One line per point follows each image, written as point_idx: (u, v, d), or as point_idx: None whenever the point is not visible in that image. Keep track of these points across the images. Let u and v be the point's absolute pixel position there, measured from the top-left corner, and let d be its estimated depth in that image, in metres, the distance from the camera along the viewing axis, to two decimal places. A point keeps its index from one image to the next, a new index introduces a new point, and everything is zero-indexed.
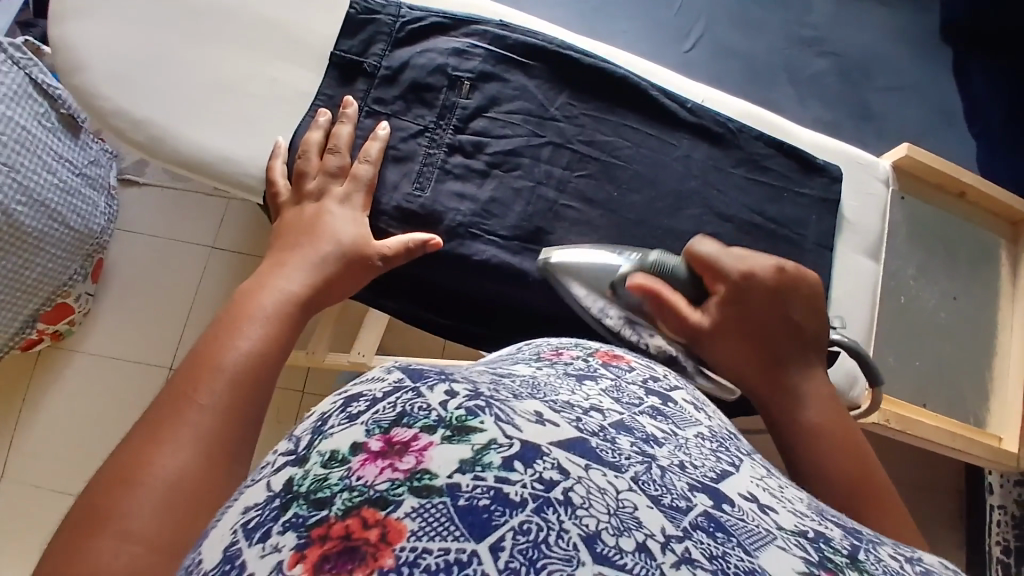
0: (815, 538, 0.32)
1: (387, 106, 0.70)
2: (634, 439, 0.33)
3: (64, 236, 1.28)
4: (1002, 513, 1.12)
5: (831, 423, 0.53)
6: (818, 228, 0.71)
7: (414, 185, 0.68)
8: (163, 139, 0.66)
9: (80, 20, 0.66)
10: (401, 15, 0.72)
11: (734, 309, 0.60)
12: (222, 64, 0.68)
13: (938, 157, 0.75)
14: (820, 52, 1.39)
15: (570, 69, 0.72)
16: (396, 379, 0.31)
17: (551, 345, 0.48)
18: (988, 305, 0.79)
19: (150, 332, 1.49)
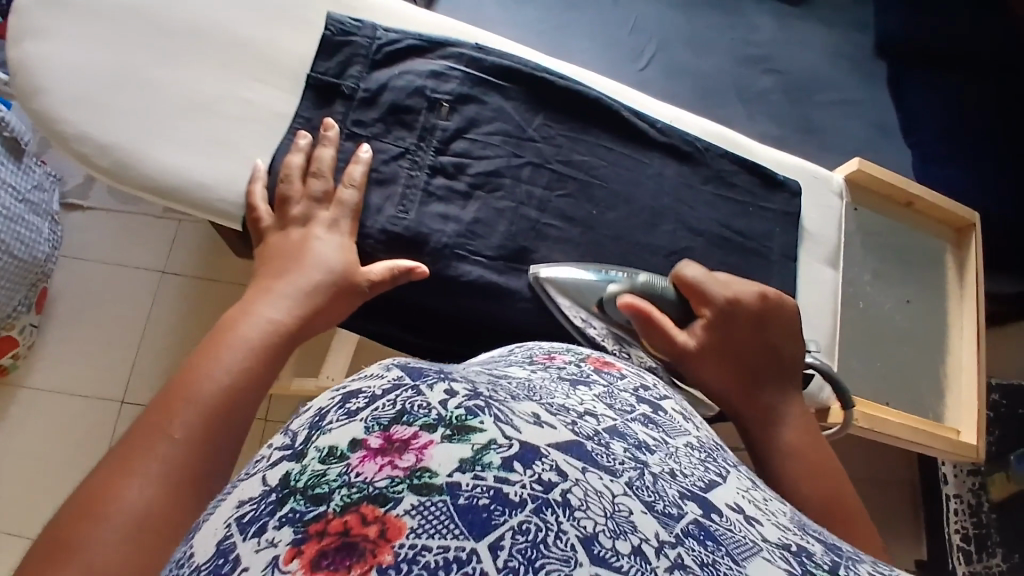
0: (798, 552, 0.33)
1: (367, 128, 0.69)
2: (626, 445, 0.37)
3: (6, 266, 1.22)
4: (959, 502, 1.21)
5: (803, 443, 0.60)
6: (783, 239, 0.75)
7: (397, 208, 0.68)
8: (130, 163, 0.63)
9: (38, 40, 0.64)
10: (376, 37, 0.72)
11: (720, 333, 0.64)
12: (192, 85, 0.66)
13: (889, 171, 0.80)
14: (766, 70, 1.43)
15: (544, 91, 0.73)
16: (395, 377, 0.34)
17: (543, 348, 0.54)
18: (936, 306, 0.84)
19: (99, 362, 1.40)
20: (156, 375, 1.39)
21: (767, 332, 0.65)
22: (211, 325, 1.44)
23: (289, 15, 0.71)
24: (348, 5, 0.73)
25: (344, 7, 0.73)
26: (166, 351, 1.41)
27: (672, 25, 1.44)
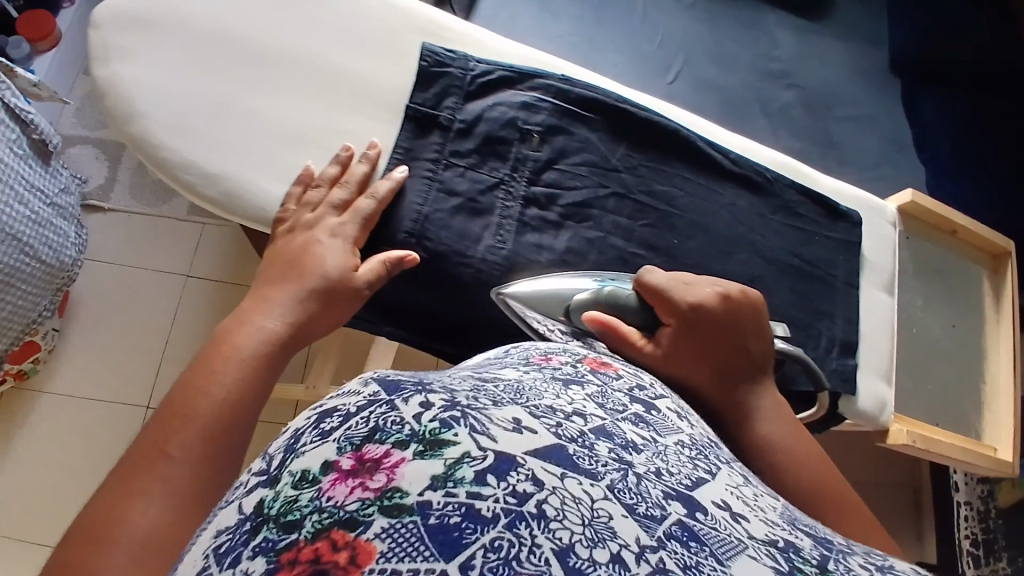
0: (786, 547, 0.32)
1: (464, 158, 0.71)
2: (613, 446, 0.34)
3: (33, 271, 1.20)
4: (969, 508, 1.27)
5: (782, 432, 0.58)
6: (845, 267, 0.79)
7: (495, 237, 0.70)
8: (236, 192, 0.67)
9: (148, 72, 0.67)
10: (469, 67, 0.74)
11: (687, 338, 0.61)
12: (291, 115, 0.69)
13: (938, 203, 0.84)
14: (787, 85, 1.36)
15: (626, 121, 0.75)
16: (370, 393, 0.29)
17: (540, 350, 0.49)
18: (978, 330, 0.89)
19: (124, 363, 1.43)
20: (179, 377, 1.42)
21: (735, 329, 0.62)
22: None
23: (379, 44, 0.73)
24: (438, 33, 0.75)
25: (433, 35, 0.75)
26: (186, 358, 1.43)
27: (695, 37, 1.37)
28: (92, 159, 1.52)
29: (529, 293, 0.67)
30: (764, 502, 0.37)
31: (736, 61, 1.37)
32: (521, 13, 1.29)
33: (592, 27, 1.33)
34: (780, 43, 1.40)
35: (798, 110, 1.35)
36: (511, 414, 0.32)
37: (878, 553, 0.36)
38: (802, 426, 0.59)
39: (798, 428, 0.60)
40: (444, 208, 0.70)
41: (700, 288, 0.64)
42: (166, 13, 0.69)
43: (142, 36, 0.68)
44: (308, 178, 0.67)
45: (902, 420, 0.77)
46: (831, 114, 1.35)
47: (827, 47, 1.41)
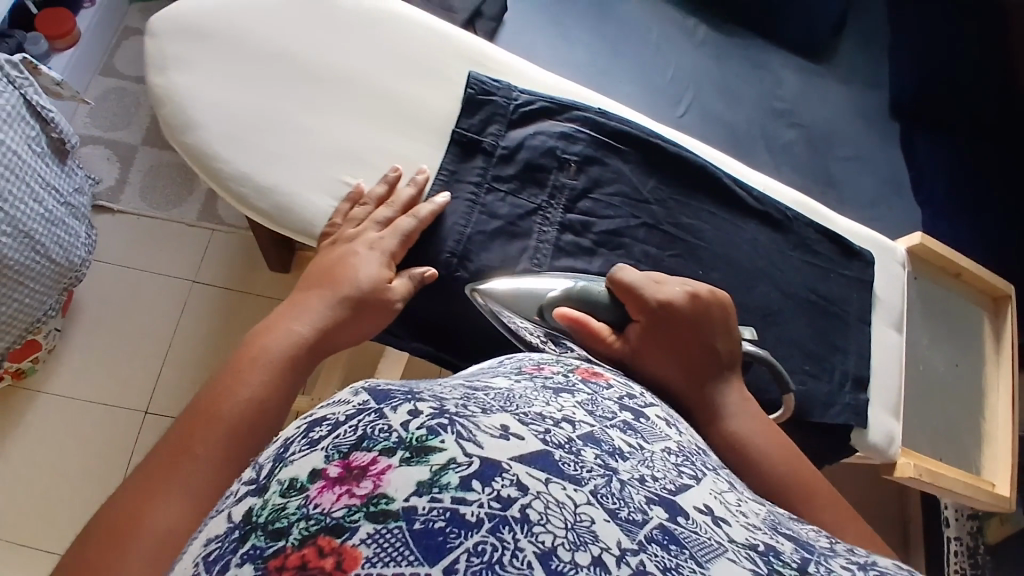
0: (766, 552, 0.34)
1: (505, 184, 0.74)
2: (599, 452, 0.36)
3: (43, 270, 1.19)
4: (959, 544, 1.27)
5: (749, 427, 0.61)
6: (858, 305, 0.83)
7: (532, 261, 0.72)
8: (285, 206, 0.69)
9: (206, 85, 0.70)
10: (512, 96, 0.76)
11: (656, 335, 0.63)
12: (342, 133, 0.71)
13: (945, 246, 0.88)
14: (790, 124, 1.34)
15: (658, 155, 0.79)
16: (360, 402, 0.33)
17: (534, 360, 0.52)
18: (978, 368, 0.93)
19: (125, 366, 1.42)
20: (181, 381, 1.41)
21: (705, 328, 0.64)
22: (236, 337, 1.45)
23: (426, 68, 0.75)
24: (483, 62, 0.78)
25: (478, 64, 0.78)
26: (188, 364, 1.43)
27: (704, 73, 1.36)
28: (104, 159, 1.54)
29: (501, 295, 0.68)
30: (748, 508, 0.40)
31: (739, 98, 1.34)
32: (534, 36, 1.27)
33: (605, 58, 1.30)
34: (783, 81, 1.39)
35: (801, 148, 1.34)
36: (500, 421, 0.35)
37: (862, 550, 0.38)
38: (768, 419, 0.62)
39: (765, 422, 0.62)
40: (486, 231, 0.72)
41: (668, 286, 0.66)
42: (227, 29, 0.72)
43: (201, 51, 0.71)
44: (355, 195, 0.70)
45: (909, 453, 0.81)
46: (832, 153, 1.35)
47: (829, 87, 1.40)
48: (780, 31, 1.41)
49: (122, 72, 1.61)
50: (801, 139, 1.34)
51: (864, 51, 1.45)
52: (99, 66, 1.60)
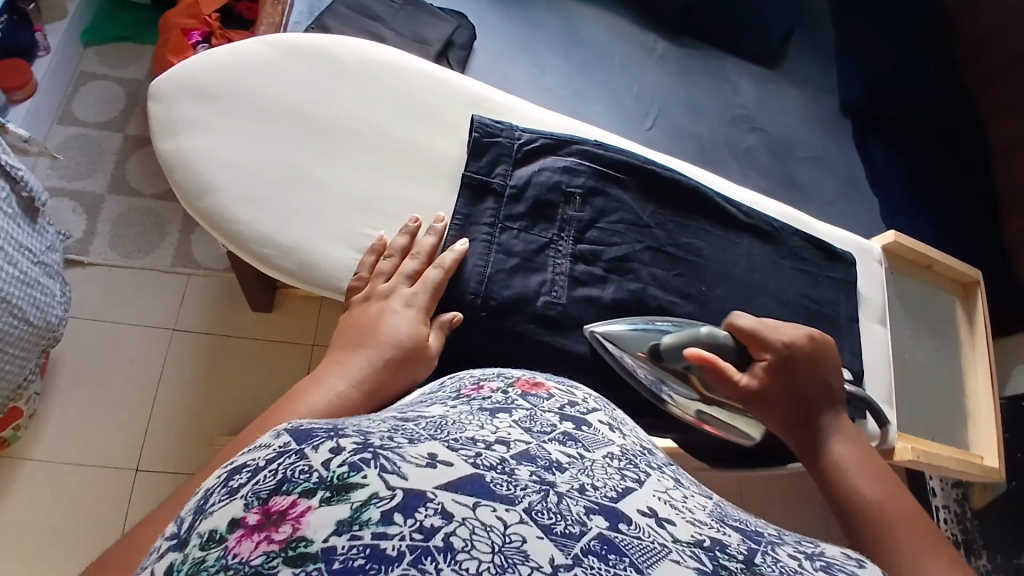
0: (712, 547, 0.36)
1: (518, 222, 0.77)
2: (533, 469, 0.37)
3: (21, 333, 1.15)
4: (947, 511, 1.35)
5: (854, 455, 0.65)
6: (846, 305, 0.89)
7: (550, 293, 0.76)
8: (308, 262, 0.72)
9: (218, 145, 0.72)
10: (514, 137, 0.80)
11: (778, 375, 0.70)
12: (357, 184, 0.74)
13: (918, 242, 0.95)
14: (752, 129, 1.41)
15: (655, 181, 0.84)
16: (281, 445, 0.34)
17: (474, 379, 0.54)
18: (956, 351, 1.00)
19: (109, 422, 1.37)
20: (173, 431, 1.38)
21: (822, 369, 0.71)
22: (224, 383, 1.43)
23: (430, 114, 0.79)
24: (484, 105, 0.82)
25: (480, 108, 0.82)
26: (177, 414, 1.39)
27: (669, 88, 1.41)
28: (69, 212, 1.49)
29: (613, 336, 0.75)
30: (694, 502, 0.42)
31: (701, 109, 1.40)
32: (506, 60, 1.30)
33: (576, 80, 1.34)
34: (742, 89, 1.46)
35: (763, 152, 1.40)
36: (427, 450, 0.35)
37: (808, 541, 0.41)
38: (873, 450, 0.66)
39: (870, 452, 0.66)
40: (505, 268, 0.75)
41: (793, 331, 0.73)
42: (233, 88, 0.74)
43: (210, 112, 0.73)
44: (381, 247, 0.73)
45: (907, 438, 0.87)
46: (792, 155, 1.41)
47: (784, 93, 1.48)
48: (737, 42, 1.47)
49: (82, 119, 1.56)
50: (762, 144, 1.42)
51: (813, 56, 1.54)
52: (56, 115, 1.56)
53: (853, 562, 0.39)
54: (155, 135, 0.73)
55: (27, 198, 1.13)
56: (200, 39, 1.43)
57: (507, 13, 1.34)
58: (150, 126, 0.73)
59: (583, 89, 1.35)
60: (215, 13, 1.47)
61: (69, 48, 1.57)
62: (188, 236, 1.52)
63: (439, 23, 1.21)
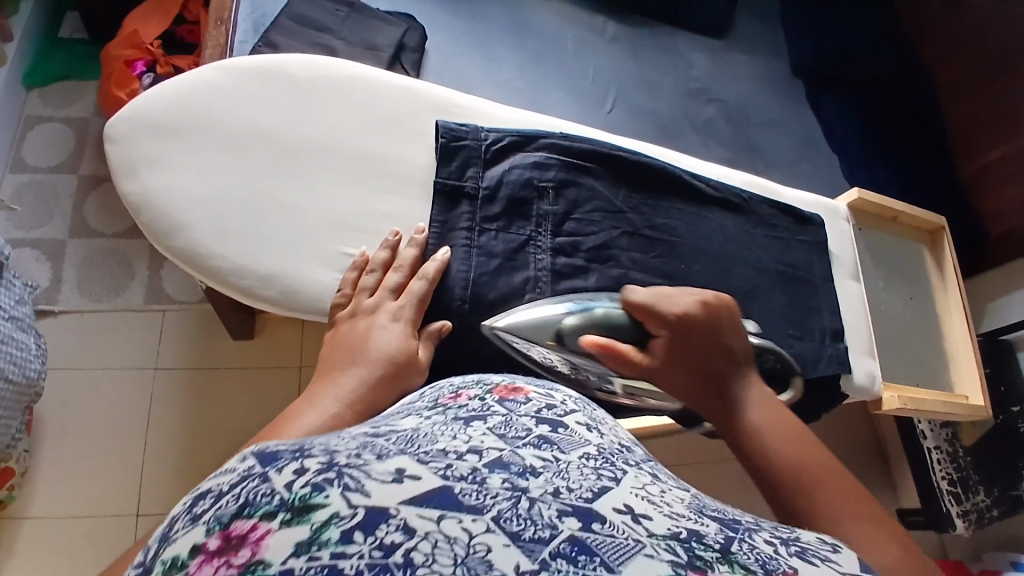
0: (688, 538, 0.37)
1: (495, 222, 0.77)
2: (506, 476, 0.37)
3: (3, 392, 1.13)
4: (939, 452, 1.36)
5: (769, 419, 0.59)
6: (820, 265, 0.91)
7: (535, 290, 0.77)
8: (290, 288, 0.72)
9: (182, 177, 0.71)
10: (482, 138, 0.80)
11: (677, 347, 0.65)
12: (330, 204, 0.74)
13: (882, 196, 0.97)
14: (708, 101, 1.43)
15: (624, 166, 0.85)
16: (246, 468, 0.35)
17: (454, 387, 0.53)
18: (930, 297, 1.03)
19: (101, 470, 1.35)
20: (169, 470, 1.36)
21: (717, 331, 0.67)
22: (215, 417, 1.41)
23: (394, 125, 0.79)
24: (448, 109, 0.82)
25: (445, 112, 0.82)
26: (171, 454, 1.37)
27: (624, 69, 1.41)
28: (33, 262, 1.45)
29: (520, 328, 0.71)
30: (673, 495, 0.42)
31: (657, 86, 1.41)
32: (459, 57, 1.29)
33: (532, 72, 1.34)
34: (694, 63, 1.47)
35: (722, 122, 1.43)
36: (396, 465, 0.36)
37: (784, 527, 0.44)
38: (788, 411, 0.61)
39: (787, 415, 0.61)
40: (488, 270, 0.75)
41: (684, 297, 0.68)
42: (190, 119, 0.73)
43: (169, 144, 0.72)
44: (363, 263, 0.73)
45: (890, 387, 0.91)
46: (750, 123, 1.44)
47: (735, 62, 1.50)
48: (684, 16, 1.49)
49: (33, 165, 1.52)
50: (720, 115, 1.44)
51: (758, 22, 1.56)
52: (6, 164, 1.51)
53: (826, 548, 0.42)
54: (115, 175, 0.71)
55: None
56: (145, 69, 1.43)
57: (456, 11, 1.33)
58: (110, 168, 0.71)
59: (540, 79, 1.35)
60: (157, 39, 1.46)
61: (11, 93, 1.53)
62: (158, 272, 1.49)
63: (387, 29, 1.20)
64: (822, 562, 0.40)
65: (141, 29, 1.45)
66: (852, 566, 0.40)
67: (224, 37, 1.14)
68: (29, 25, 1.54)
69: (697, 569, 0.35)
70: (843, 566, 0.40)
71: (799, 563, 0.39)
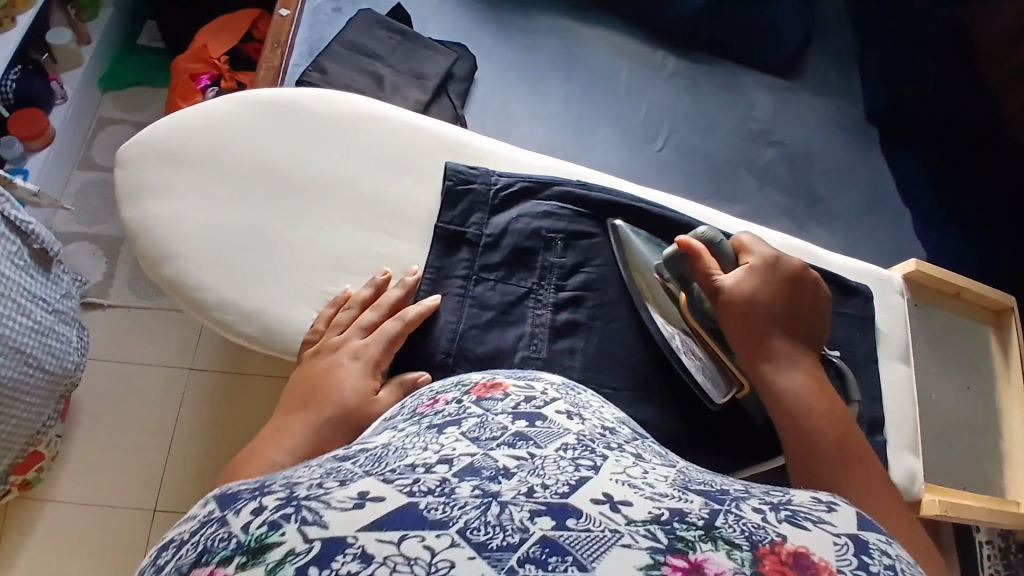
0: (669, 520, 0.36)
1: (494, 270, 0.83)
2: (476, 482, 0.38)
3: (38, 382, 1.18)
4: (991, 546, 1.23)
5: (808, 385, 0.68)
6: (862, 342, 0.89)
7: (529, 347, 0.80)
8: (270, 328, 0.77)
9: (179, 205, 0.79)
10: (491, 183, 0.86)
11: (759, 282, 0.74)
12: (333, 244, 0.80)
13: (945, 274, 0.97)
14: (769, 144, 1.34)
15: (636, 218, 0.88)
16: (207, 513, 0.37)
17: (433, 394, 0.56)
18: (990, 390, 1.01)
19: (129, 461, 1.40)
20: (190, 471, 1.39)
21: (801, 290, 0.76)
22: (235, 424, 1.43)
23: (403, 168, 0.85)
24: (459, 152, 0.88)
25: (456, 155, 0.88)
26: (194, 453, 1.40)
27: (679, 106, 1.35)
28: (90, 256, 1.53)
29: (630, 242, 0.84)
30: (657, 475, 0.42)
31: (715, 128, 1.34)
32: (506, 88, 1.27)
33: (581, 105, 1.30)
34: (758, 103, 1.39)
35: (783, 166, 1.33)
36: (359, 488, 0.37)
37: (776, 490, 0.43)
38: (827, 387, 0.69)
39: (824, 388, 0.69)
40: (479, 322, 0.80)
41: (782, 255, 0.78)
42: (197, 152, 0.81)
43: (174, 175, 0.80)
44: (343, 299, 0.78)
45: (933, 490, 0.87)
46: (814, 169, 1.34)
47: (803, 105, 1.40)
48: (750, 54, 1.40)
49: (100, 164, 1.61)
50: (782, 159, 1.34)
51: (832, 63, 1.46)
52: (76, 160, 1.61)
53: (819, 508, 0.40)
54: (122, 201, 0.80)
55: (38, 251, 1.15)
56: (209, 83, 1.49)
57: (509, 42, 1.32)
58: (117, 192, 0.79)
59: (591, 112, 1.30)
60: (224, 55, 1.52)
61: (87, 94, 1.62)
62: None
63: (436, 59, 1.20)
64: (812, 526, 0.38)
65: (211, 45, 1.52)
66: (847, 527, 0.39)
67: (279, 59, 1.16)
68: (105, 31, 1.64)
69: (676, 554, 0.34)
70: (836, 528, 0.38)
71: (789, 528, 0.37)
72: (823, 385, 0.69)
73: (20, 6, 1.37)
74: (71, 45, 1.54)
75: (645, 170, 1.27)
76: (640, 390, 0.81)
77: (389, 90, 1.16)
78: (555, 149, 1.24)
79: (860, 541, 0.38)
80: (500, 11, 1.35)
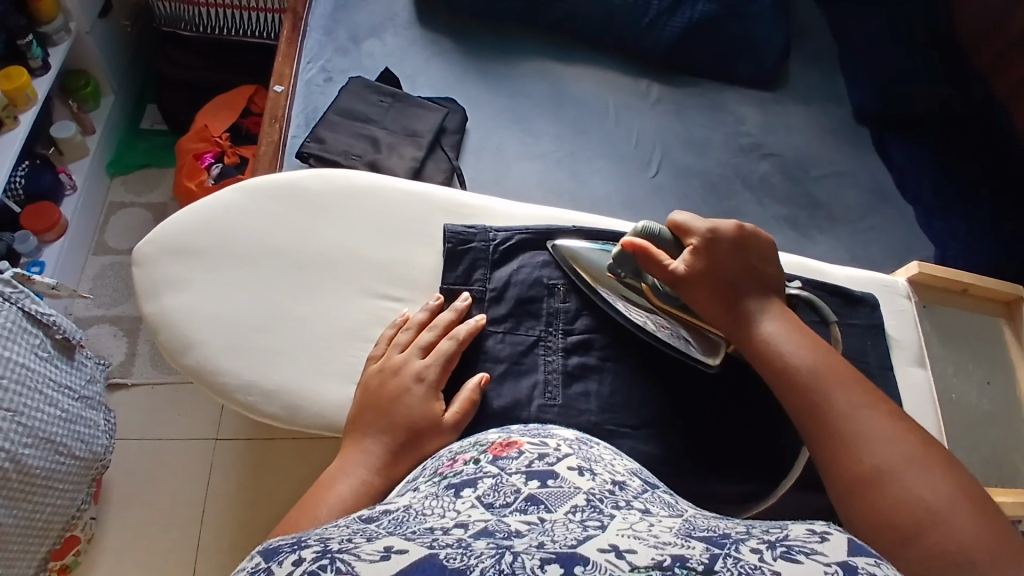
0: (671, 565, 0.37)
1: (501, 323, 0.85)
2: (491, 541, 0.39)
3: (70, 468, 1.20)
4: None
5: (782, 329, 0.71)
6: (876, 351, 0.90)
7: (544, 396, 0.81)
8: (292, 402, 0.79)
9: (193, 296, 0.82)
10: (490, 239, 0.89)
11: (705, 257, 0.76)
12: (343, 317, 0.83)
13: (944, 270, 0.99)
14: (763, 156, 1.36)
15: None
16: (252, 564, 0.37)
17: (452, 455, 0.59)
18: (1011, 382, 1.02)
19: (163, 538, 1.40)
20: (225, 544, 1.40)
21: (748, 253, 0.77)
22: (266, 490, 1.45)
23: (402, 232, 0.88)
24: (460, 213, 0.91)
25: (457, 216, 0.91)
26: (226, 525, 1.42)
27: (669, 130, 1.37)
28: (111, 337, 1.57)
29: (574, 254, 0.87)
30: (659, 528, 0.43)
31: (708, 146, 1.36)
32: (499, 133, 1.30)
33: (572, 140, 1.33)
34: (747, 118, 1.41)
35: (779, 177, 1.35)
36: (384, 545, 0.38)
37: (774, 528, 0.43)
38: (803, 324, 0.72)
39: (801, 326, 0.72)
40: (493, 375, 0.81)
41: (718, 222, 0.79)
42: (208, 242, 0.85)
43: (185, 267, 0.83)
44: (402, 322, 0.81)
45: None
46: (810, 176, 1.35)
47: (793, 116, 1.43)
48: (734, 73, 1.43)
49: (113, 247, 1.67)
50: (777, 171, 1.36)
51: (816, 71, 1.49)
52: (91, 246, 1.66)
53: (811, 539, 0.41)
54: (140, 297, 0.83)
55: (61, 340, 1.19)
56: (213, 160, 1.55)
57: (497, 88, 1.36)
58: (136, 289, 0.83)
59: (582, 146, 1.33)
60: (225, 132, 1.58)
61: (97, 182, 1.69)
62: None
63: (427, 114, 1.23)
64: (805, 557, 0.38)
65: (212, 123, 1.58)
66: (837, 556, 0.39)
67: (277, 132, 1.21)
68: (108, 119, 1.70)
69: None
70: (828, 557, 0.39)
71: (784, 564, 0.38)
72: (798, 323, 0.72)
73: (23, 105, 1.43)
74: (76, 136, 1.59)
75: (644, 198, 1.29)
76: (659, 426, 0.81)
77: (386, 151, 1.20)
78: (552, 186, 1.26)
79: (849, 567, 0.38)
80: (484, 61, 1.39)
